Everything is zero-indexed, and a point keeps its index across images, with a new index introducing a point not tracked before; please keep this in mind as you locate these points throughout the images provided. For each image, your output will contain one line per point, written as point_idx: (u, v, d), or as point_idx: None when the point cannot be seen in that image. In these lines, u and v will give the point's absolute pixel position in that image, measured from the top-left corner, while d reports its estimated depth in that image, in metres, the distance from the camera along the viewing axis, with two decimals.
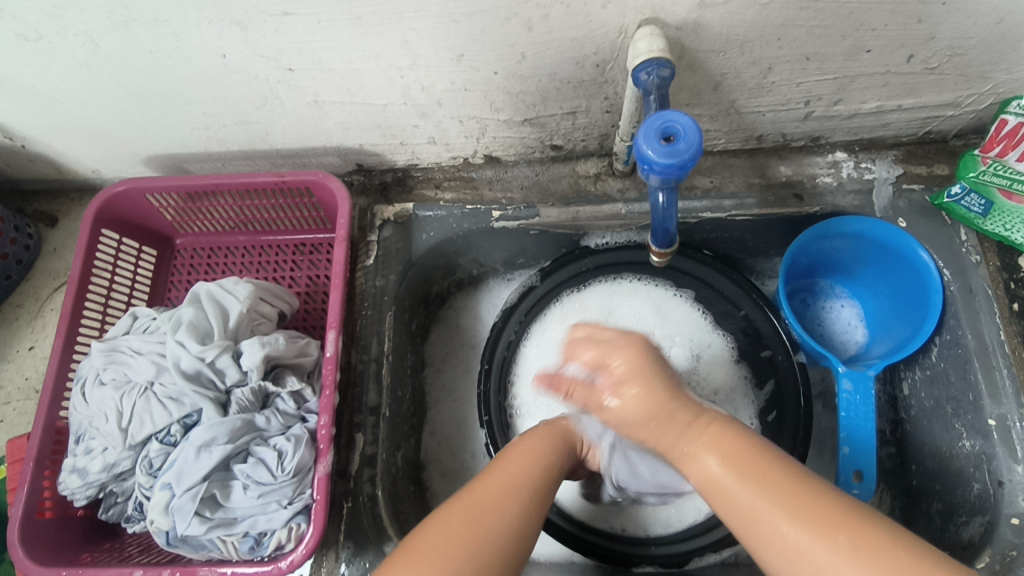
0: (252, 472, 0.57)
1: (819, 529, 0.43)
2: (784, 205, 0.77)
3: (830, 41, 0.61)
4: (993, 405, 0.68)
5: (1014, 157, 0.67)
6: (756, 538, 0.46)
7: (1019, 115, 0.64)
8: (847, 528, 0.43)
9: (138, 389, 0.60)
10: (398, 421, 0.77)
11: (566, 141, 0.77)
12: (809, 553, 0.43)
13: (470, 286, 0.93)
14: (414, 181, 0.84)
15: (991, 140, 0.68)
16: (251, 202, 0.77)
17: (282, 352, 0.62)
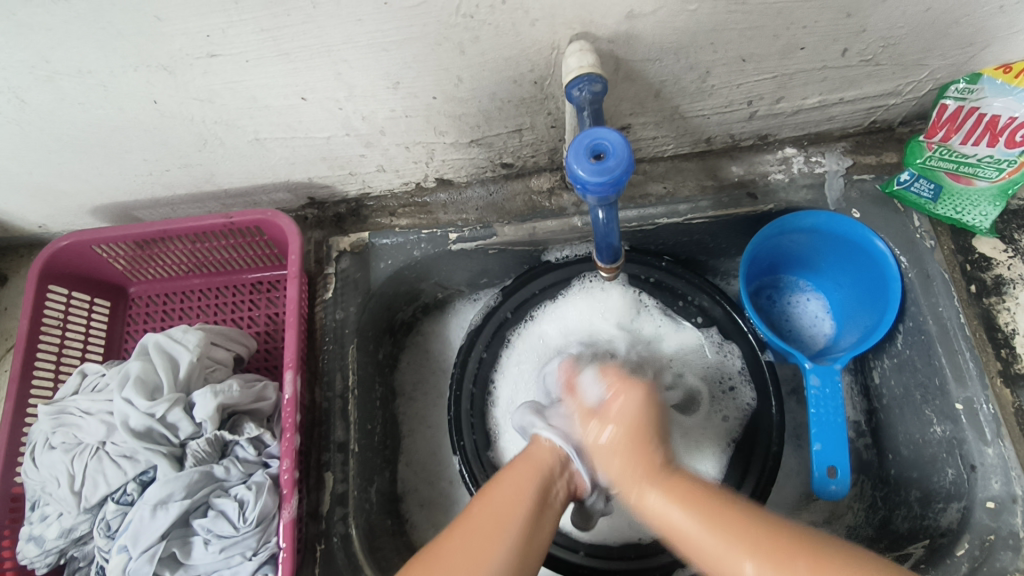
0: (212, 526, 0.56)
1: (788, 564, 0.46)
2: (739, 204, 0.77)
3: (763, 41, 0.61)
4: (959, 389, 0.68)
5: (959, 140, 0.68)
6: None
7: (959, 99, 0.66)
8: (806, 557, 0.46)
9: (90, 449, 0.58)
10: (370, 454, 0.76)
11: (516, 158, 0.76)
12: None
13: (436, 309, 0.92)
14: (368, 210, 0.83)
15: (936, 124, 0.69)
16: (202, 244, 0.76)
17: (237, 399, 0.61)
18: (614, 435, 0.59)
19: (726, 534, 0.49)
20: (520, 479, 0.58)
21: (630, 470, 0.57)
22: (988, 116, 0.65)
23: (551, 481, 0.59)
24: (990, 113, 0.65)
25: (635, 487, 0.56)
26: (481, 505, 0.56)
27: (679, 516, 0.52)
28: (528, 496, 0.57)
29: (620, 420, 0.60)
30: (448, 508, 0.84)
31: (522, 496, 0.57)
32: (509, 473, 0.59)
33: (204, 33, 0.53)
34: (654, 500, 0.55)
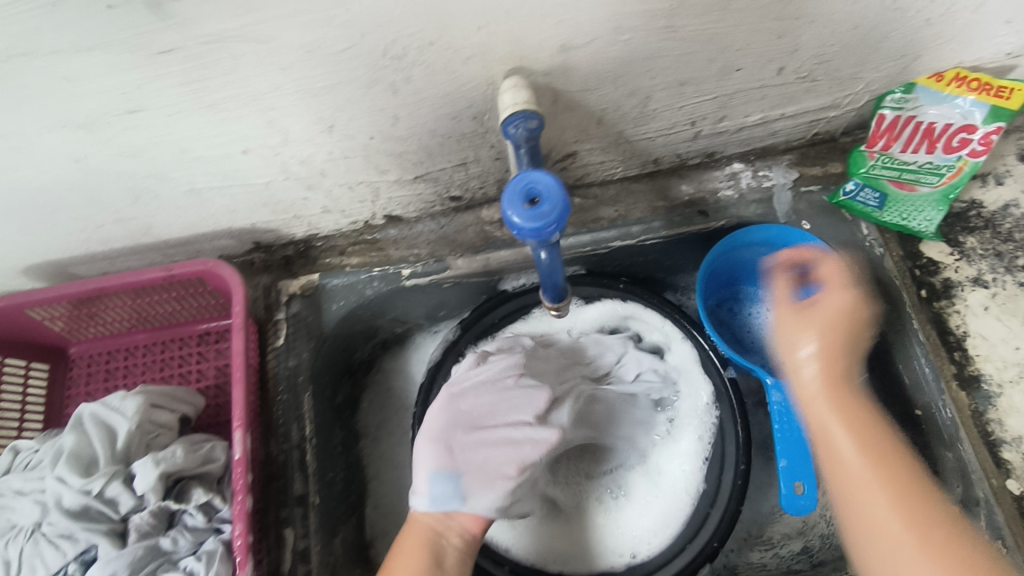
0: None
1: (925, 522, 0.47)
2: (691, 222, 0.77)
3: (699, 66, 0.61)
4: (918, 395, 0.70)
5: (900, 148, 0.70)
6: (860, 533, 0.49)
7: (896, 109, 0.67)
8: (941, 527, 0.47)
9: (25, 532, 0.55)
10: (332, 504, 0.74)
11: (464, 190, 0.75)
12: (898, 547, 0.47)
13: (396, 344, 0.90)
14: (316, 251, 0.80)
15: (876, 133, 0.70)
16: (144, 299, 0.73)
17: (182, 465, 0.57)
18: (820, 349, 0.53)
19: (887, 466, 0.50)
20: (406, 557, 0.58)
21: (828, 386, 0.53)
22: (925, 124, 0.67)
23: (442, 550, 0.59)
24: (928, 119, 0.67)
25: (818, 408, 0.53)
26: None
27: (847, 443, 0.51)
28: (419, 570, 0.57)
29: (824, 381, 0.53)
30: None
31: None
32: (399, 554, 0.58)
33: (121, 90, 0.51)
34: (820, 407, 0.53)
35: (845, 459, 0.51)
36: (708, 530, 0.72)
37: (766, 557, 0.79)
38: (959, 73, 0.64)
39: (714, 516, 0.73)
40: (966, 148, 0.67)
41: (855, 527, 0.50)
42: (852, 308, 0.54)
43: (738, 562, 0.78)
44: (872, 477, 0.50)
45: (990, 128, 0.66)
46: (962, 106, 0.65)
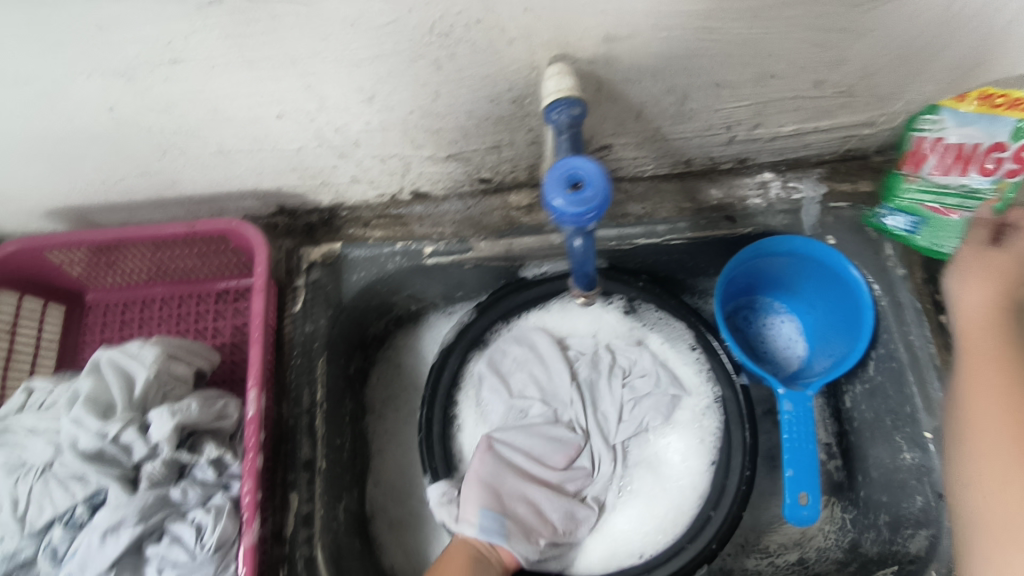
0: (166, 553, 0.54)
1: None
2: (717, 227, 0.77)
3: (742, 69, 0.60)
4: (929, 418, 0.69)
5: (935, 168, 0.69)
6: (992, 527, 0.51)
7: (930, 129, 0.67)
8: None
9: (35, 472, 0.54)
10: (337, 472, 0.74)
11: (494, 174, 0.75)
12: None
13: (410, 322, 0.91)
14: (341, 220, 0.80)
15: (913, 157, 0.70)
16: (166, 252, 0.73)
17: (197, 418, 0.58)
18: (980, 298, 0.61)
19: None
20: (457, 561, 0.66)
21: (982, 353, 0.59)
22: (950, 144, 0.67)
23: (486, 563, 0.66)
24: (959, 138, 0.66)
25: (978, 375, 0.57)
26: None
27: (993, 420, 0.54)
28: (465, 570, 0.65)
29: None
30: (418, 527, 0.82)
31: None
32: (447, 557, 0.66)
33: (165, 40, 0.51)
34: (977, 370, 0.58)
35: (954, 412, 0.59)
36: (707, 531, 0.73)
37: (762, 564, 0.79)
38: (984, 92, 0.63)
39: (716, 518, 0.74)
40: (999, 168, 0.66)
41: (980, 514, 0.52)
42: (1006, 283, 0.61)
43: (733, 568, 0.79)
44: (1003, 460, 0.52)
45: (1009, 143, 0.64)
46: (985, 123, 0.64)
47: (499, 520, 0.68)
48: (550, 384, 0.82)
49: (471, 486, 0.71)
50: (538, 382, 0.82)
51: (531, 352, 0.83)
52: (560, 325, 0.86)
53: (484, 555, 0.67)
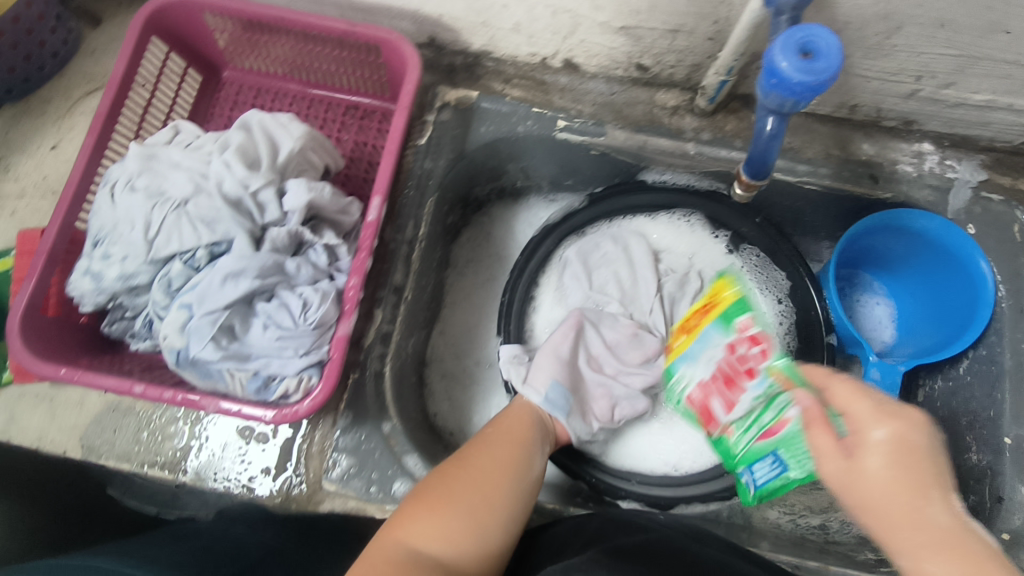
0: (274, 313, 0.56)
1: None
2: (857, 183, 0.74)
3: (973, 11, 0.56)
4: (1012, 425, 0.68)
5: (722, 407, 0.61)
6: None
7: None
8: None
9: (172, 203, 0.56)
10: (417, 308, 0.76)
11: (655, 62, 0.72)
12: None
13: (510, 196, 0.91)
14: (483, 70, 0.79)
15: (702, 415, 0.63)
16: (314, 48, 0.73)
17: (326, 203, 0.59)
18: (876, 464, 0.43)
19: None
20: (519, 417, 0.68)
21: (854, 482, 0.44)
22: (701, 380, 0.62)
23: (543, 427, 0.69)
24: (708, 371, 0.61)
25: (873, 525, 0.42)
26: (492, 430, 0.65)
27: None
28: (526, 424, 0.67)
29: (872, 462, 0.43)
30: (468, 386, 0.85)
31: (508, 448, 0.63)
32: (508, 413, 0.68)
33: None
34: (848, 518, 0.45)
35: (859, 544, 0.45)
36: None
37: (782, 518, 0.79)
38: (681, 330, 0.69)
39: None
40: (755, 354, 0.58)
41: None
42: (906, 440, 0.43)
43: (755, 513, 0.79)
44: None
45: (781, 381, 0.54)
46: (705, 343, 0.63)
47: (566, 394, 0.70)
48: (634, 288, 0.82)
49: (547, 357, 0.72)
50: (622, 283, 0.82)
51: (623, 253, 0.82)
52: (660, 238, 0.85)
53: (545, 423, 0.69)
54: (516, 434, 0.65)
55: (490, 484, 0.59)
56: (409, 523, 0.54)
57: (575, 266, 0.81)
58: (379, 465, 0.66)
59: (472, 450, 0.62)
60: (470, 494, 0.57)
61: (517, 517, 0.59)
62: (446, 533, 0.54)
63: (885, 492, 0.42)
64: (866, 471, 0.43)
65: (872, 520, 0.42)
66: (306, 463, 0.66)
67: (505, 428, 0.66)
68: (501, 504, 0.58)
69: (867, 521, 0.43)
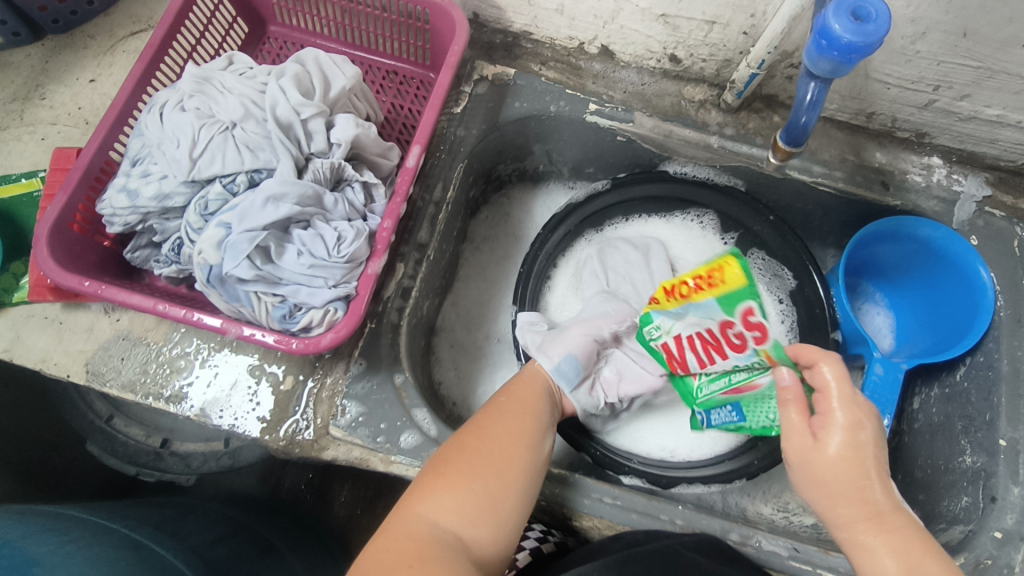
0: (309, 242, 0.56)
1: None
2: (869, 188, 0.77)
3: (994, 21, 0.60)
4: (1008, 427, 0.69)
5: (697, 362, 0.61)
6: None
7: None
8: None
9: (220, 126, 0.57)
10: (435, 272, 0.76)
11: (688, 55, 0.76)
12: None
13: (531, 180, 0.93)
14: (521, 51, 0.82)
15: (675, 361, 0.63)
16: (365, 10, 0.75)
17: (370, 143, 0.60)
18: (841, 445, 0.50)
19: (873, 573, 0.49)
20: (529, 387, 0.67)
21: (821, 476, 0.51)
22: (686, 334, 0.61)
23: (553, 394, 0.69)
24: (693, 331, 0.60)
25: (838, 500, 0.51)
26: (504, 398, 0.65)
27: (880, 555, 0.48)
28: (538, 395, 0.67)
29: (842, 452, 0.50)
30: (474, 359, 0.85)
31: (523, 413, 0.63)
32: (517, 383, 0.68)
33: None
34: (835, 507, 0.51)
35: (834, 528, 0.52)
36: (745, 455, 0.75)
37: (776, 515, 0.79)
38: (673, 286, 0.65)
39: (761, 448, 0.75)
40: (747, 342, 0.56)
41: None
42: (862, 428, 0.51)
43: (749, 506, 0.79)
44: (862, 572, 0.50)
45: (767, 360, 0.55)
46: (700, 311, 0.60)
47: (579, 367, 0.70)
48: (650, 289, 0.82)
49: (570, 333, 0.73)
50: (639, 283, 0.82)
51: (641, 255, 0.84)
52: (676, 245, 0.87)
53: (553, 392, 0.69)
54: (529, 406, 0.64)
55: (510, 450, 0.58)
56: (428, 496, 0.54)
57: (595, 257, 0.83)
58: (387, 415, 0.65)
59: (487, 420, 0.61)
60: (492, 467, 0.56)
61: (535, 488, 0.58)
62: (470, 503, 0.54)
63: (843, 477, 0.50)
64: (827, 456, 0.51)
65: (826, 495, 0.51)
66: (314, 408, 0.65)
67: (518, 398, 0.65)
68: (522, 477, 0.57)
69: (822, 494, 0.52)
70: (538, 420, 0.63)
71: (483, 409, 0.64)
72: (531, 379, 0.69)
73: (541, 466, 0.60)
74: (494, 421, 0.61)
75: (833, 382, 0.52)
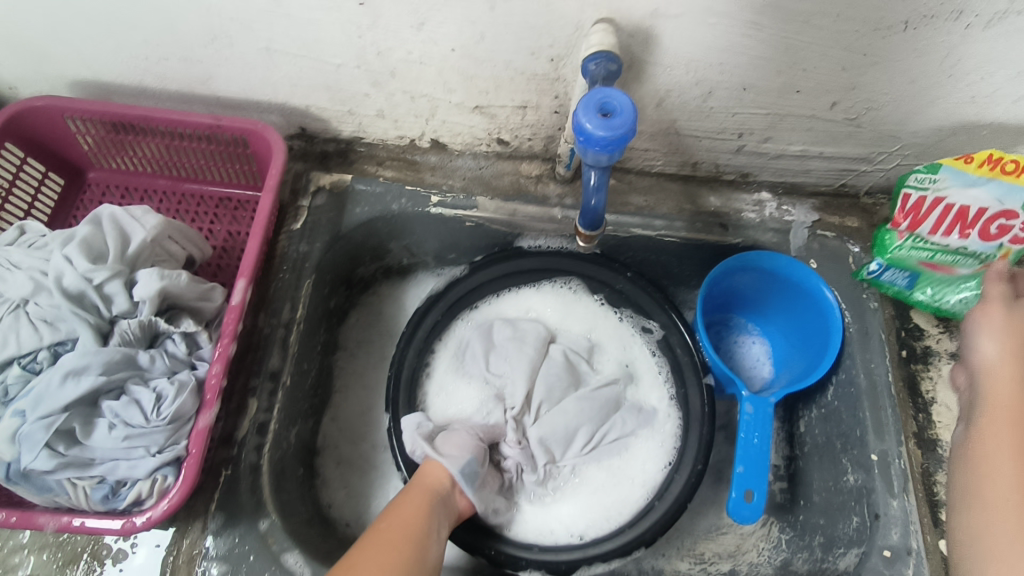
0: (121, 411, 0.52)
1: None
2: (709, 232, 0.80)
3: (764, 74, 0.65)
4: (877, 441, 0.72)
5: (930, 229, 0.72)
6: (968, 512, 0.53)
7: (919, 189, 0.70)
8: None
9: (9, 305, 0.54)
10: (298, 394, 0.73)
11: (513, 137, 0.78)
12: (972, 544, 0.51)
13: (398, 275, 0.91)
14: (356, 155, 0.82)
15: (911, 220, 0.73)
16: (182, 144, 0.74)
17: (182, 290, 0.58)
18: (996, 364, 0.60)
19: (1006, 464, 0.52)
20: (418, 498, 0.67)
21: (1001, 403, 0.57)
22: (956, 205, 0.69)
23: (443, 502, 0.68)
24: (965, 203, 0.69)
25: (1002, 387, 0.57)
26: (388, 517, 0.64)
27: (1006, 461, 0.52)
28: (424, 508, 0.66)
29: (1003, 345, 0.60)
30: (364, 472, 0.81)
31: (407, 533, 0.63)
32: (406, 496, 0.67)
33: None
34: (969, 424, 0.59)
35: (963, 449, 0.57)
36: (650, 517, 0.74)
37: (694, 569, 0.78)
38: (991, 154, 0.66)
39: (660, 507, 0.74)
40: (1007, 233, 0.70)
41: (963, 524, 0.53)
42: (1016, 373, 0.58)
43: (666, 566, 0.78)
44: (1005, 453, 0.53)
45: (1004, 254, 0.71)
46: (1000, 190, 0.67)
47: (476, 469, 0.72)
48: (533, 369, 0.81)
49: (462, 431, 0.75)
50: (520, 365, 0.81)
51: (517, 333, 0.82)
52: (556, 315, 0.85)
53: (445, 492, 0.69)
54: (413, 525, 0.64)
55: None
56: None
57: (474, 342, 0.82)
58: (254, 568, 0.61)
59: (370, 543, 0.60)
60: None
61: None
62: None
63: (1019, 347, 0.59)
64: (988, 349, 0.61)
65: (998, 369, 0.59)
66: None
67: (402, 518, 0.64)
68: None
69: (986, 362, 0.61)
70: (422, 539, 0.63)
71: (367, 531, 0.63)
72: (421, 489, 0.69)
73: None
74: (374, 545, 0.60)
75: (1016, 329, 0.60)
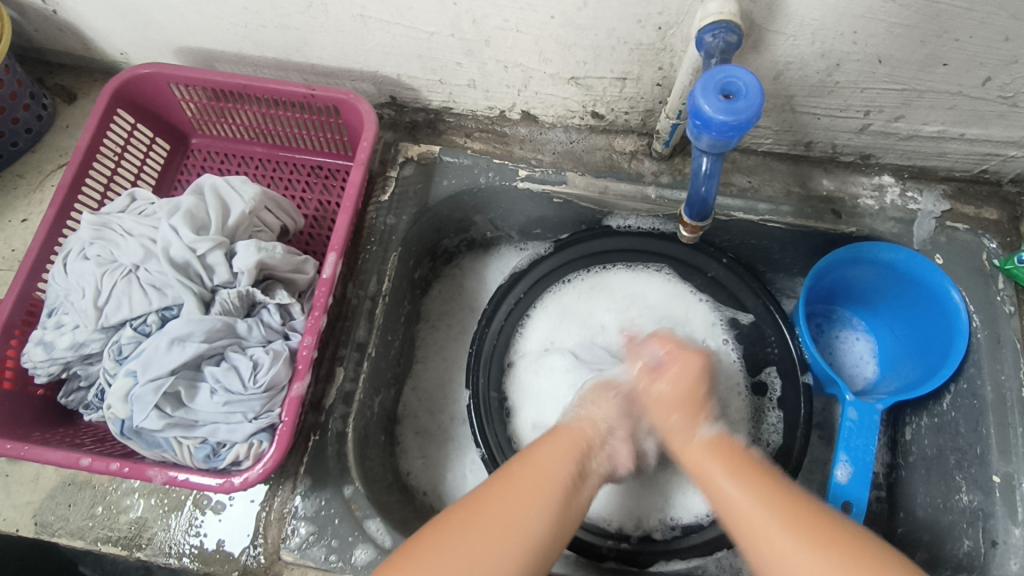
0: (223, 377, 0.55)
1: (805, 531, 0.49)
2: (820, 219, 0.73)
3: (908, 45, 0.57)
4: (1001, 461, 0.64)
5: None
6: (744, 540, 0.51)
7: None
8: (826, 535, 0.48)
9: (122, 270, 0.58)
10: (382, 364, 0.74)
11: (609, 110, 0.74)
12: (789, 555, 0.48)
13: (480, 247, 0.90)
14: (445, 125, 0.81)
15: None
16: (277, 113, 0.74)
17: (277, 263, 0.60)
18: (666, 390, 0.63)
19: (758, 493, 0.52)
20: (563, 443, 0.60)
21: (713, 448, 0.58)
22: None
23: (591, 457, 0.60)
24: None
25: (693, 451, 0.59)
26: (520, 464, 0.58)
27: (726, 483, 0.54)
28: (570, 456, 0.59)
29: (673, 386, 0.63)
30: (441, 443, 0.82)
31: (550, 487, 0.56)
32: (543, 443, 0.60)
33: None
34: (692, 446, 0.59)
35: (730, 497, 0.53)
36: None
37: None
38: None
39: None
40: None
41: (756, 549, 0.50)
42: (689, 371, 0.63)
43: None
44: (758, 504, 0.52)
45: None
46: None
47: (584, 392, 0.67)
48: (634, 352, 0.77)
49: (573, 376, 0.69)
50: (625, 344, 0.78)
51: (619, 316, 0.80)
52: (654, 299, 0.80)
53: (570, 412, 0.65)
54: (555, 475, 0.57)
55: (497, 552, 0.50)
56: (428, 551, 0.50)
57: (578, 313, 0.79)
58: (339, 531, 0.63)
59: (490, 493, 0.55)
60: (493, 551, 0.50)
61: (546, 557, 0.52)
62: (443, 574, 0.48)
63: (683, 393, 0.62)
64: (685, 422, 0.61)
65: (674, 436, 0.61)
66: (264, 532, 0.63)
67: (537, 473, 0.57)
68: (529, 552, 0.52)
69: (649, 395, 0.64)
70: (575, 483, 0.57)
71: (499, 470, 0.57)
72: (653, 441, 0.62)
73: (569, 526, 0.55)
74: (506, 485, 0.55)
75: (680, 359, 0.64)
